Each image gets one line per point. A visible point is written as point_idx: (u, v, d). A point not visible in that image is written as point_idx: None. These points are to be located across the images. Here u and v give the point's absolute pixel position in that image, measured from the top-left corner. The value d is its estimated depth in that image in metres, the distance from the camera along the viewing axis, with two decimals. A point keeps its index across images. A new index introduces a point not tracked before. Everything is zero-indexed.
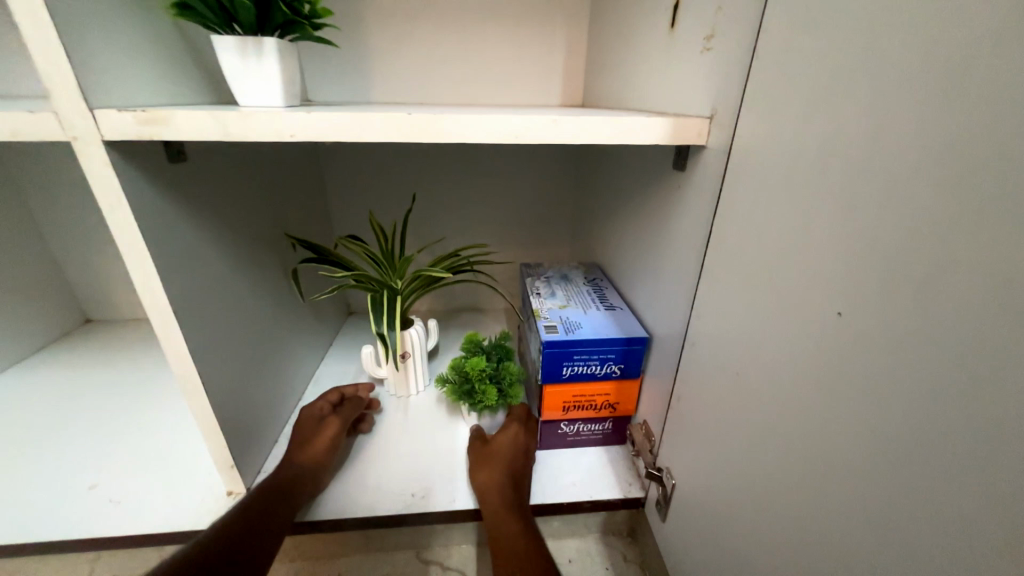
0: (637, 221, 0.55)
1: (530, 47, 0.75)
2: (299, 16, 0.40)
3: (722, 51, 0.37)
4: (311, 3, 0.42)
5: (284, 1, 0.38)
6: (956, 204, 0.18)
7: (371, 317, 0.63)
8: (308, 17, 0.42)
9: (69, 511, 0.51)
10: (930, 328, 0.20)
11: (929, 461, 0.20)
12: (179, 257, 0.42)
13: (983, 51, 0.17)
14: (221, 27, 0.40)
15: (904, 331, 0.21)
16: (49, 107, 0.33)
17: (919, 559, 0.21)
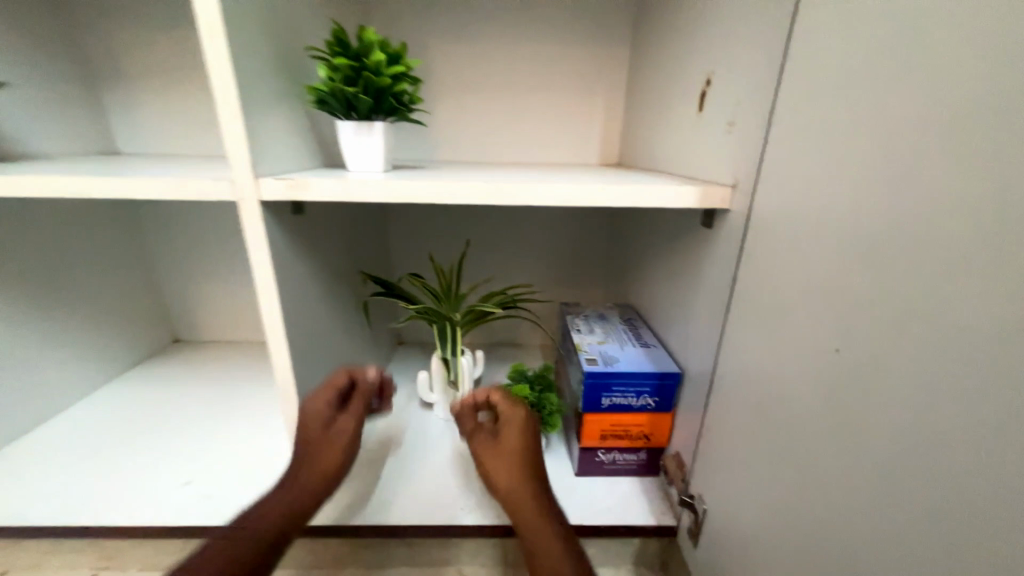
0: (669, 268, 0.62)
1: (572, 115, 0.87)
2: (401, 104, 0.52)
3: (742, 136, 0.45)
4: (410, 94, 0.54)
5: (391, 95, 0.51)
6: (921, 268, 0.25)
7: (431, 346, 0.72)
8: (407, 104, 0.54)
9: (171, 502, 0.59)
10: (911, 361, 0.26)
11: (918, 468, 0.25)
12: (292, 289, 0.52)
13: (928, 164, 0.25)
14: (343, 114, 0.52)
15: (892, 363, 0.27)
16: (228, 176, 0.45)
17: (916, 551, 0.25)
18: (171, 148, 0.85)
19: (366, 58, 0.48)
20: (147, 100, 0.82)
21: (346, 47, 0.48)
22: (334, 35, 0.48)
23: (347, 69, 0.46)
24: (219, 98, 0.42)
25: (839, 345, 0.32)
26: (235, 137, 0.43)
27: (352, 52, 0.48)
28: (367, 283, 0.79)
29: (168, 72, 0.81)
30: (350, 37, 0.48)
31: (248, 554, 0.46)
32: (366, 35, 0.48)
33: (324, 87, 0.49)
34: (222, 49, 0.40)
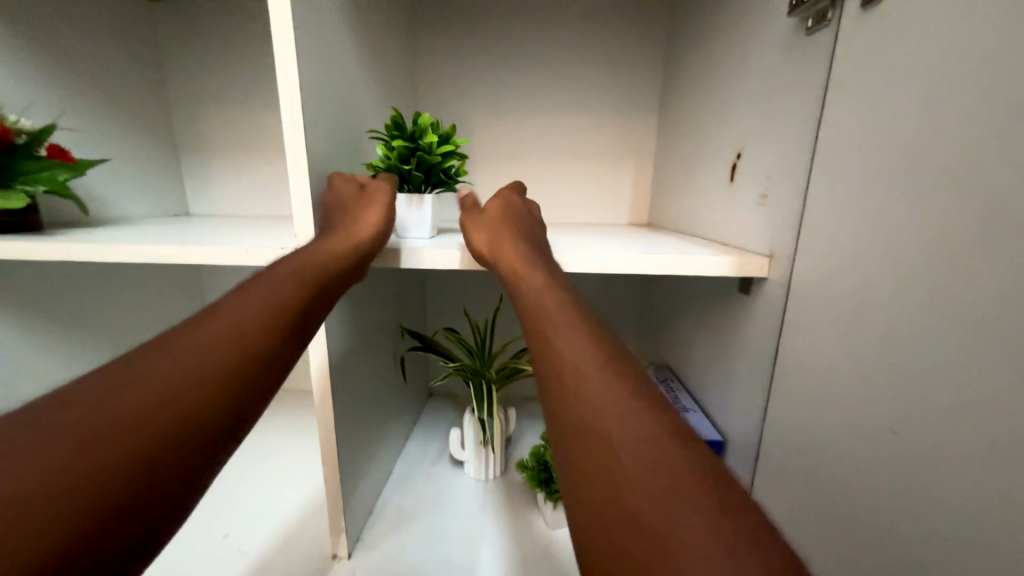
0: (705, 331, 0.62)
1: (603, 177, 0.91)
2: (449, 178, 0.56)
3: (775, 208, 0.46)
4: (458, 167, 0.58)
5: (441, 169, 0.55)
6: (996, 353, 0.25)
7: (472, 402, 0.72)
8: (454, 177, 0.58)
9: (207, 555, 0.60)
10: (994, 450, 0.25)
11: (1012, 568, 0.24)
12: (337, 347, 0.55)
13: (993, 252, 0.25)
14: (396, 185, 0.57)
15: (972, 450, 0.26)
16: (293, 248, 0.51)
17: None
18: (234, 208, 0.94)
19: (418, 141, 0.54)
20: (218, 168, 0.92)
21: (402, 129, 0.54)
22: (393, 119, 0.53)
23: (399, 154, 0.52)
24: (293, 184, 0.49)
25: (898, 428, 0.31)
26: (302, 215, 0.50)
27: (407, 134, 0.54)
28: (404, 337, 0.82)
29: (239, 143, 0.91)
30: (406, 120, 0.53)
31: (183, 414, 0.29)
32: (421, 119, 0.54)
33: (381, 163, 0.56)
34: (299, 145, 0.48)
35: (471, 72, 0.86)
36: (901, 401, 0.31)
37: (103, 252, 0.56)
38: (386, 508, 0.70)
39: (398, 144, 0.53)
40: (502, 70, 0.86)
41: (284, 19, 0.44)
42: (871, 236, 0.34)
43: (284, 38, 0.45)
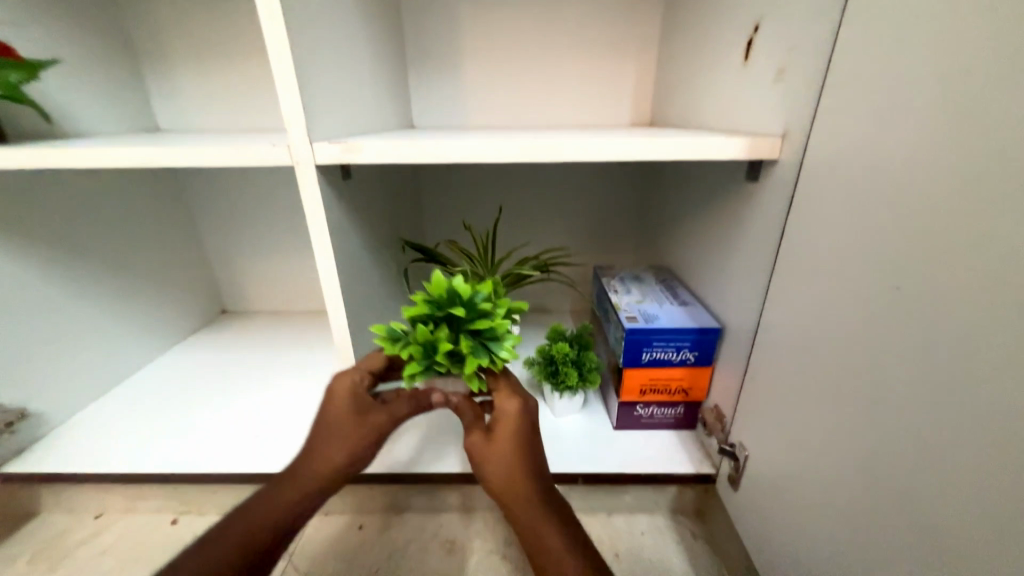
0: (707, 226, 0.62)
1: (605, 73, 0.84)
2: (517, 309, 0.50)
3: (794, 81, 0.44)
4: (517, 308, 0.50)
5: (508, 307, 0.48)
6: (996, 190, 0.26)
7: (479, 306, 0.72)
8: (514, 310, 0.51)
9: (244, 452, 0.66)
10: (981, 283, 0.27)
11: (983, 382, 0.27)
12: (345, 251, 0.55)
13: (1012, 86, 0.25)
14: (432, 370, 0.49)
15: (960, 288, 0.28)
16: (285, 142, 0.47)
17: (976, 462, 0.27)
18: (209, 123, 0.87)
19: (486, 346, 0.45)
20: (185, 77, 0.84)
21: (471, 306, 0.45)
22: (461, 291, 0.44)
23: (473, 361, 0.43)
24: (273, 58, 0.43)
25: (902, 286, 0.32)
26: (287, 92, 0.44)
27: (472, 321, 0.45)
28: (406, 250, 0.80)
29: (201, 46, 0.81)
30: (475, 289, 0.46)
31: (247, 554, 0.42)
32: (484, 284, 0.48)
33: (423, 357, 0.44)
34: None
35: None
36: (895, 256, 0.33)
37: (83, 158, 0.52)
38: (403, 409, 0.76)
39: (469, 343, 0.44)
40: None
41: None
42: (898, 95, 0.32)
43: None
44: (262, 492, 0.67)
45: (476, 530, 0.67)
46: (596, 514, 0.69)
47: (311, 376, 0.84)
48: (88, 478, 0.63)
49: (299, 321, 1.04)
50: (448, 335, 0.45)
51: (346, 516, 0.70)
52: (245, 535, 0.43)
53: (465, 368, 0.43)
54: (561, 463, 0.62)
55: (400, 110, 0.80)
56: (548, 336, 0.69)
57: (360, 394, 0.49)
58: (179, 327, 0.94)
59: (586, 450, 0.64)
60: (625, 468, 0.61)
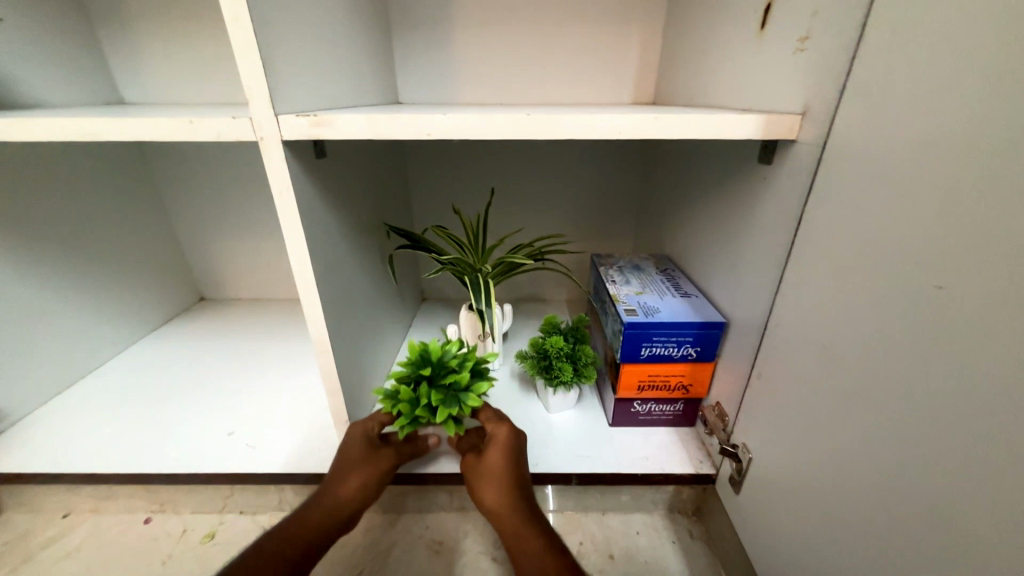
0: (714, 214, 0.58)
1: (606, 47, 0.79)
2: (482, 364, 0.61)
3: (818, 52, 0.39)
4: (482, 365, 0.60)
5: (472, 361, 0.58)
6: None
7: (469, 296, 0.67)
8: (481, 367, 0.62)
9: (218, 450, 0.62)
10: None
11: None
12: (319, 238, 0.50)
13: None
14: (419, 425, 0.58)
15: (1009, 290, 0.24)
16: (246, 114, 0.41)
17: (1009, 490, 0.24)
18: (178, 96, 0.80)
19: (457, 396, 0.55)
20: (149, 44, 0.77)
21: (442, 364, 0.56)
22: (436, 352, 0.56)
23: (445, 410, 0.53)
24: (228, 14, 0.37)
25: (940, 281, 0.28)
26: (245, 53, 0.38)
27: (445, 376, 0.56)
28: (391, 236, 0.76)
29: (165, 9, 0.74)
30: (447, 349, 0.57)
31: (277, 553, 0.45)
32: (455, 345, 0.60)
33: (409, 410, 0.54)
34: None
35: None
36: (929, 251, 0.28)
37: (12, 130, 0.45)
38: None
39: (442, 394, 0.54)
40: None
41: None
42: (944, 64, 0.28)
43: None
44: (238, 492, 0.64)
45: (465, 530, 0.65)
46: (588, 512, 0.67)
47: (291, 369, 0.80)
48: (47, 479, 0.59)
49: (281, 309, 1.00)
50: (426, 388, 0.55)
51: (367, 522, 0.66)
52: (277, 537, 0.47)
53: (439, 416, 0.52)
54: (556, 463, 0.59)
55: (384, 85, 0.75)
56: (542, 328, 0.65)
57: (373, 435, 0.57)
58: (151, 315, 0.89)
59: (580, 449, 0.61)
60: (622, 468, 0.58)
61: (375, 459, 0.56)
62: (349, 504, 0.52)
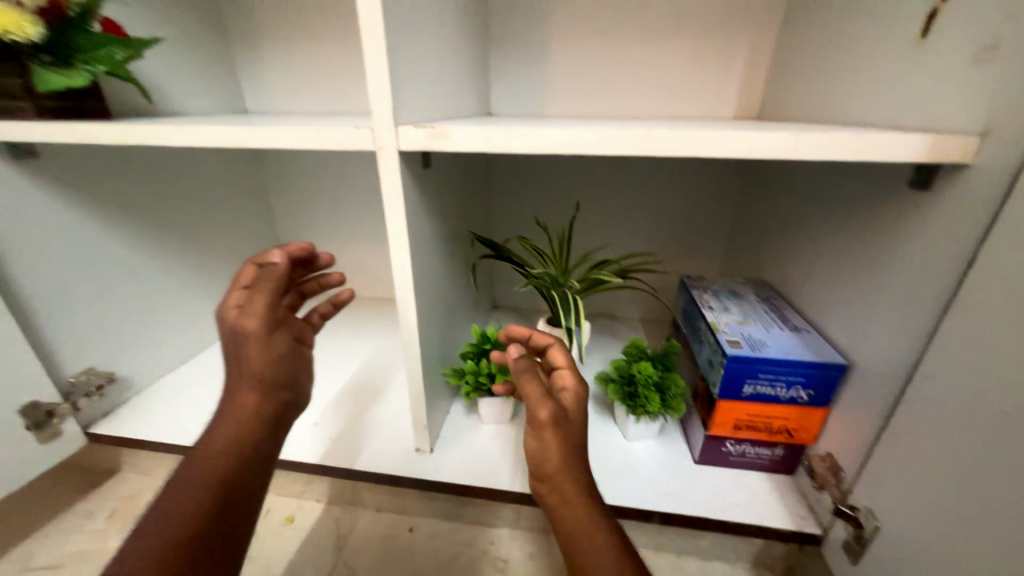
0: (841, 243, 0.51)
1: (709, 57, 0.74)
2: None
3: (1009, 65, 0.33)
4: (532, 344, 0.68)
5: None
6: None
7: (558, 312, 0.64)
8: None
9: (303, 438, 0.66)
10: None
11: None
12: (418, 246, 0.51)
13: None
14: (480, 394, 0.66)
15: None
16: (369, 124, 0.43)
17: None
18: (290, 105, 0.87)
19: None
20: (271, 58, 0.84)
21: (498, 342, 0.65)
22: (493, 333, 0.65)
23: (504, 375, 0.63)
24: (365, 29, 0.39)
25: None
26: (377, 67, 0.40)
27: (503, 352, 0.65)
28: (475, 244, 0.76)
29: (289, 26, 0.81)
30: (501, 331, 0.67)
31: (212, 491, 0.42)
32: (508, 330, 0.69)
33: (472, 377, 0.63)
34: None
35: None
36: None
37: (169, 135, 0.50)
38: (461, 411, 0.72)
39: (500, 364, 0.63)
40: None
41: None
42: None
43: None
44: (317, 481, 0.67)
45: (528, 552, 0.62)
46: (662, 553, 0.62)
47: (369, 367, 0.83)
48: (161, 446, 0.65)
49: (360, 305, 1.05)
50: (486, 360, 0.64)
51: (406, 547, 0.63)
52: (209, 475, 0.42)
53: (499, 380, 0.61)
54: (634, 499, 0.55)
55: (479, 95, 0.75)
56: (626, 351, 0.62)
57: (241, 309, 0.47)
58: None
59: (661, 484, 0.57)
60: (711, 514, 0.53)
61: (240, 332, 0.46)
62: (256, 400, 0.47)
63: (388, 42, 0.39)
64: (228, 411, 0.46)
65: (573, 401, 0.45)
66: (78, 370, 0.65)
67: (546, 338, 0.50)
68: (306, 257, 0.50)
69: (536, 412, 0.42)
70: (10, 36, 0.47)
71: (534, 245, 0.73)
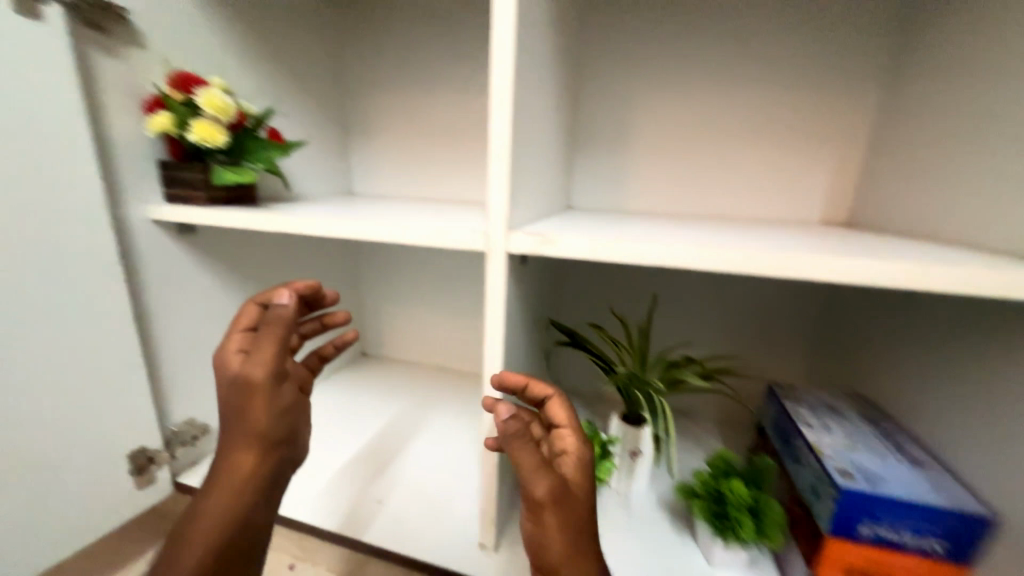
0: (971, 369, 0.46)
1: (794, 165, 0.76)
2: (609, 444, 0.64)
3: None
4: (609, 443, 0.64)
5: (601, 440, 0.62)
6: None
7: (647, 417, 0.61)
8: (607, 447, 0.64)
9: (367, 515, 0.65)
10: None
11: None
12: (509, 337, 0.52)
13: None
14: None
15: None
16: (483, 228, 0.47)
17: None
18: (391, 190, 0.98)
19: None
20: (381, 151, 0.96)
21: None
22: None
23: None
24: (494, 150, 0.44)
25: None
26: (499, 182, 0.44)
27: None
28: (550, 330, 0.77)
29: (402, 127, 0.94)
30: None
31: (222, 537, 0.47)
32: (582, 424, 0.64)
33: None
34: (506, 101, 0.43)
35: (644, 46, 0.77)
36: None
37: (304, 223, 0.57)
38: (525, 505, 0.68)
39: None
40: (681, 39, 0.75)
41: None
42: None
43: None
44: None
45: None
46: None
47: (404, 445, 0.81)
48: None
49: (425, 374, 1.07)
50: None
51: None
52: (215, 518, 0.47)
53: None
54: None
55: (564, 191, 0.81)
56: (711, 462, 0.58)
57: (238, 349, 0.50)
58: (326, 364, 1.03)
59: None
60: None
61: (240, 381, 0.48)
62: (259, 443, 0.49)
63: (511, 162, 0.44)
64: (223, 459, 0.49)
65: (575, 474, 0.45)
66: (178, 420, 0.70)
67: (544, 388, 0.48)
68: (310, 295, 0.54)
69: (533, 491, 0.43)
70: (204, 143, 0.58)
71: (611, 336, 0.72)
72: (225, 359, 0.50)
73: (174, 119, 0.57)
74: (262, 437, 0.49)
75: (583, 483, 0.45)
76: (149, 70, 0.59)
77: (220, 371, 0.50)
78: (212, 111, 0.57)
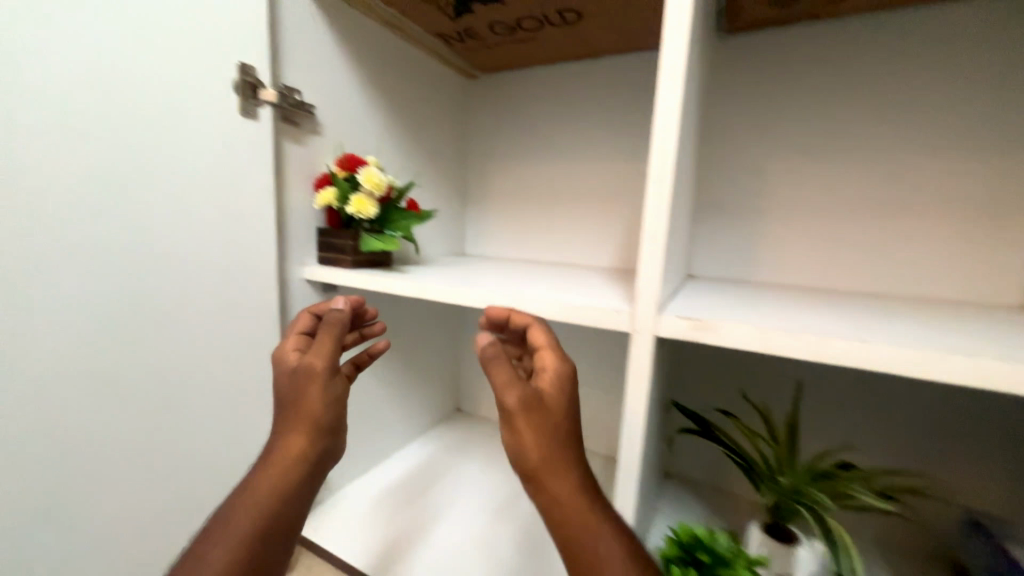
0: None
1: (982, 238, 0.63)
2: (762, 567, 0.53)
3: None
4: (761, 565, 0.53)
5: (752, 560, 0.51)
6: None
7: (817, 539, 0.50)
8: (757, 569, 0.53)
9: None
10: None
11: None
12: (647, 426, 0.47)
13: None
14: None
15: None
16: (628, 308, 0.44)
17: None
18: (501, 252, 1.01)
19: None
20: (494, 215, 1.01)
21: (715, 554, 0.51)
22: (706, 537, 0.53)
23: None
24: (648, 229, 0.42)
25: None
26: (651, 262, 0.42)
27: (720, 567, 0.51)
28: (671, 412, 0.70)
29: (516, 194, 0.98)
30: (717, 536, 0.53)
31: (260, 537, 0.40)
32: (722, 534, 0.55)
33: None
34: (666, 179, 0.41)
35: (779, 113, 0.73)
36: None
37: (438, 290, 0.59)
38: None
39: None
40: (823, 104, 0.70)
41: (683, 26, 0.39)
42: None
43: (676, 47, 0.39)
44: None
45: None
46: None
47: (433, 487, 0.83)
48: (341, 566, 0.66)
49: None
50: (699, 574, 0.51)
51: None
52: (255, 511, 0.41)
53: None
54: None
55: (686, 260, 0.76)
56: None
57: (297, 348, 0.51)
58: (427, 418, 1.04)
59: None
60: None
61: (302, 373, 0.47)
62: (314, 434, 0.45)
63: (665, 242, 0.42)
64: (252, 486, 0.43)
65: (552, 389, 0.41)
66: None
67: (525, 317, 0.48)
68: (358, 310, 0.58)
69: (503, 400, 0.39)
70: (359, 214, 0.64)
71: (750, 428, 0.63)
72: (285, 352, 0.50)
73: (337, 193, 0.65)
74: (320, 428, 0.46)
75: (559, 398, 0.41)
76: (321, 152, 0.68)
77: (279, 365, 0.49)
78: (370, 187, 0.64)
